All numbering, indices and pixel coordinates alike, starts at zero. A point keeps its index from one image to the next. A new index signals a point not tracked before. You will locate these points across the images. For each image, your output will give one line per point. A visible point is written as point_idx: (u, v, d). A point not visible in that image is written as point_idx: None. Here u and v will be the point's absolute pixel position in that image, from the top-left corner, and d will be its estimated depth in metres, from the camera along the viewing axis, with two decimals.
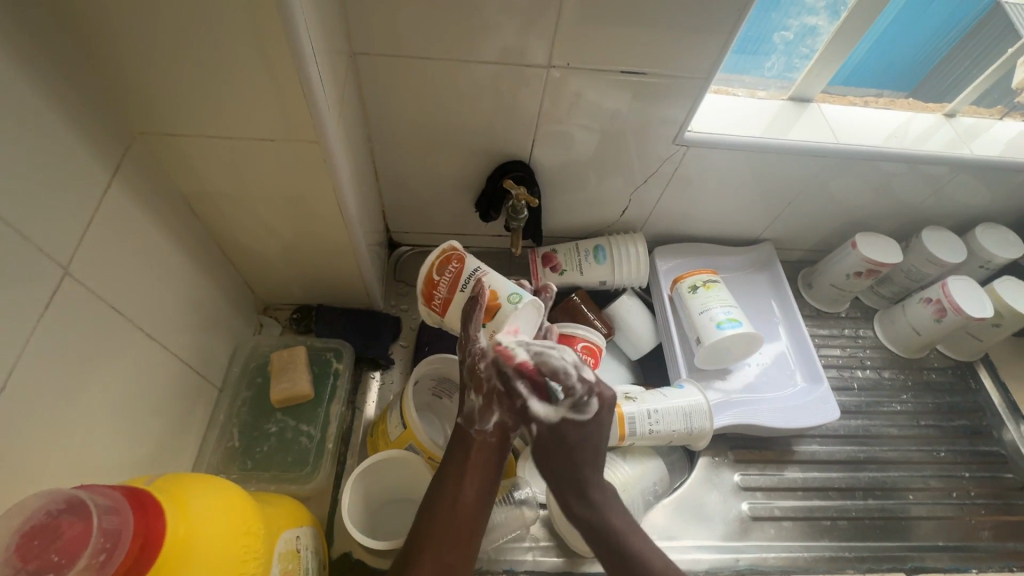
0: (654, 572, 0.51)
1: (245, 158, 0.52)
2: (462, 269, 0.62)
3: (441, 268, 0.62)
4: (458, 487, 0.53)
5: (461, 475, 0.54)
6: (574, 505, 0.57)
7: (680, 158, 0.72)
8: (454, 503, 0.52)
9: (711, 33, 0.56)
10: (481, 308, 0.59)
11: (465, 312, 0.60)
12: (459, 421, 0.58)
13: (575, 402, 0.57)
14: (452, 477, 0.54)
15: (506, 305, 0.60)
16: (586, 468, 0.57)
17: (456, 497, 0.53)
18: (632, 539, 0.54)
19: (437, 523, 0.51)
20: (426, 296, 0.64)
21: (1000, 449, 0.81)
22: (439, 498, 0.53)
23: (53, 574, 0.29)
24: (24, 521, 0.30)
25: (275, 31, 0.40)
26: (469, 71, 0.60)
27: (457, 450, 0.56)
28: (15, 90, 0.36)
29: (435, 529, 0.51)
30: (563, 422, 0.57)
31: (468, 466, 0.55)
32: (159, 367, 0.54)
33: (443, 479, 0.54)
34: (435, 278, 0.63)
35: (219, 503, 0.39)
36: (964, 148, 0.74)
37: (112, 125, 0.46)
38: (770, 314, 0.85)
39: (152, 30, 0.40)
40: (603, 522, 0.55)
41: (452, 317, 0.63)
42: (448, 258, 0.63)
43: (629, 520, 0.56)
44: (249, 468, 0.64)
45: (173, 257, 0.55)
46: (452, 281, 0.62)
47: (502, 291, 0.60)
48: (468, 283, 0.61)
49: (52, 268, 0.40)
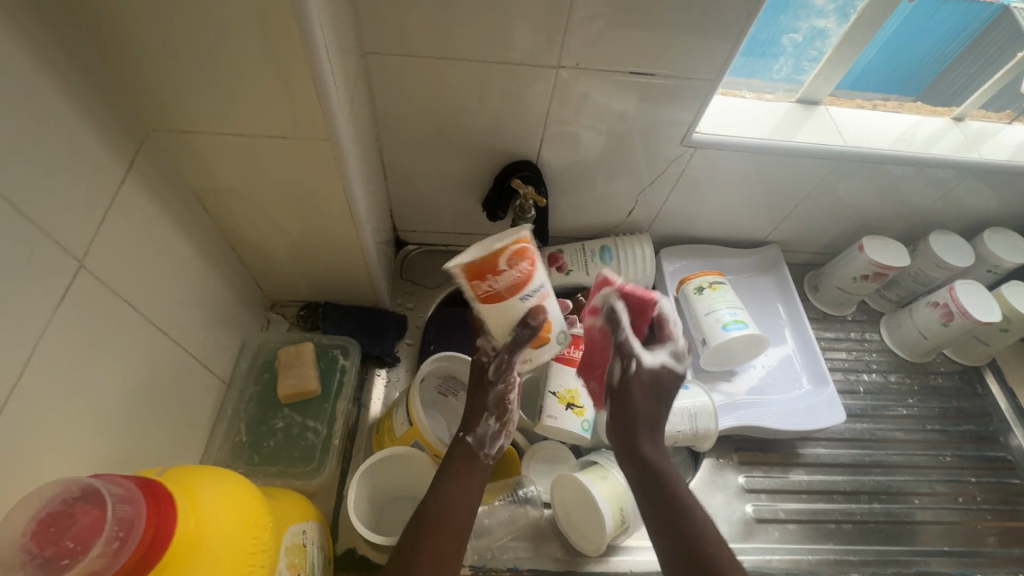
0: (709, 533, 0.49)
1: (256, 154, 0.52)
2: (530, 276, 0.52)
3: (512, 261, 0.50)
4: (463, 498, 0.53)
5: (453, 476, 0.54)
6: (642, 450, 0.56)
7: (687, 160, 0.72)
8: (445, 504, 0.52)
9: (719, 35, 0.57)
10: (530, 339, 0.54)
11: (518, 338, 0.54)
12: (468, 439, 0.57)
13: (675, 351, 0.61)
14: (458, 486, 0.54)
15: (553, 345, 0.57)
16: (658, 420, 0.58)
17: (456, 494, 0.53)
18: (689, 495, 0.53)
19: (432, 522, 0.51)
20: (475, 272, 0.50)
21: (1007, 454, 0.81)
22: (437, 497, 0.52)
23: (67, 561, 0.30)
24: (41, 506, 0.31)
25: (288, 29, 0.41)
26: (478, 71, 0.60)
27: (450, 456, 0.56)
28: (34, 85, 0.37)
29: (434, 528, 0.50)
30: (660, 367, 0.60)
31: (465, 471, 0.55)
32: (169, 362, 0.55)
33: (439, 482, 0.54)
34: (498, 265, 0.50)
35: (230, 497, 0.39)
36: (973, 152, 0.74)
37: (126, 120, 0.47)
38: (776, 316, 0.85)
39: (168, 27, 0.40)
40: (662, 473, 0.54)
41: (492, 312, 0.53)
42: (523, 253, 0.50)
43: (694, 503, 0.52)
44: (255, 463, 0.65)
45: (183, 251, 0.56)
46: (514, 281, 0.51)
47: (556, 328, 0.56)
48: (529, 297, 0.52)
49: (67, 261, 0.41)
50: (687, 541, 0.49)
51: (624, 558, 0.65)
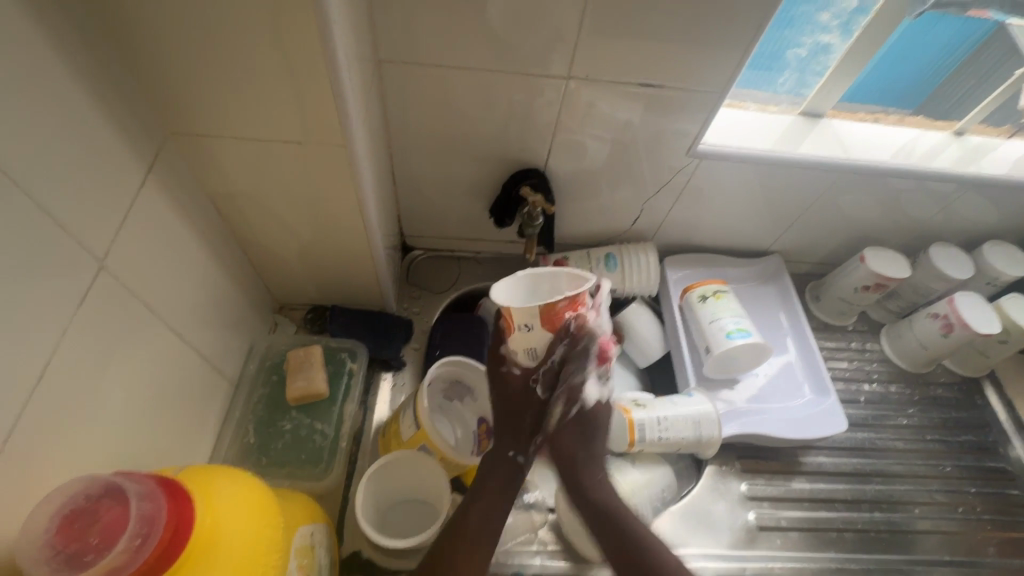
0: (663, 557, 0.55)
1: (272, 159, 0.53)
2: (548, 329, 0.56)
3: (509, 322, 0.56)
4: (487, 516, 0.56)
5: (477, 496, 0.58)
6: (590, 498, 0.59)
7: (692, 170, 0.73)
8: (472, 520, 0.56)
9: (725, 49, 0.58)
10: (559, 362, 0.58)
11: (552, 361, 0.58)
12: (491, 458, 0.60)
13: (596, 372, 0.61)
14: (484, 504, 0.57)
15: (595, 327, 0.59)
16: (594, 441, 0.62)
17: (488, 514, 0.57)
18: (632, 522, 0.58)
19: (462, 540, 0.54)
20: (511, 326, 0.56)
21: (1006, 465, 0.81)
22: (470, 517, 0.56)
23: (90, 556, 0.31)
24: (63, 502, 0.32)
25: (309, 39, 0.42)
26: (489, 80, 0.61)
27: (478, 478, 0.59)
28: (64, 88, 0.38)
29: (467, 543, 0.54)
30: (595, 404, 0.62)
31: (489, 492, 0.58)
32: (181, 362, 0.55)
33: (467, 504, 0.57)
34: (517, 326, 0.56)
35: (245, 496, 0.40)
36: (973, 166, 0.75)
37: (148, 124, 0.47)
38: (778, 325, 0.86)
39: (191, 33, 0.41)
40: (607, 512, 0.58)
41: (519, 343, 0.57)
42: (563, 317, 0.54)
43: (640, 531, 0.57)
44: (263, 464, 0.65)
45: (197, 253, 0.56)
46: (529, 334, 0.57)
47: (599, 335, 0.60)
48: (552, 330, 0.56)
49: (88, 261, 0.42)
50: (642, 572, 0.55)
51: None
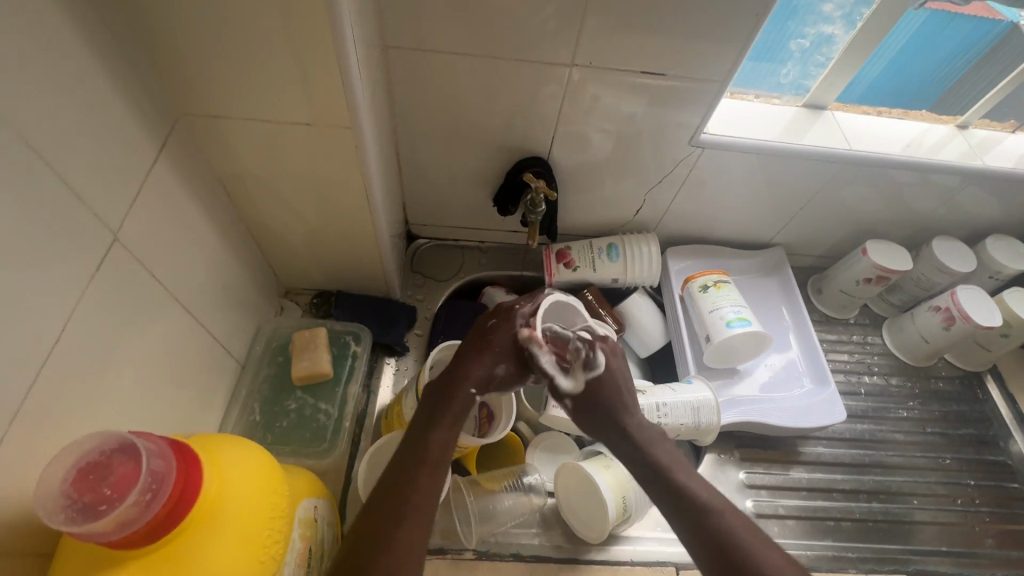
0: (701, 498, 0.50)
1: (280, 142, 0.54)
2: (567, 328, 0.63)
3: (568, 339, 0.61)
4: (438, 432, 0.51)
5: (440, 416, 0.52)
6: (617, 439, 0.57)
7: (694, 161, 0.74)
8: (434, 441, 0.51)
9: (728, 39, 0.59)
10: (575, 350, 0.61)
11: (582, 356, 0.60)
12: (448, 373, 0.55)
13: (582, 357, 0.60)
14: (441, 421, 0.52)
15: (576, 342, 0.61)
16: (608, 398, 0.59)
17: (449, 438, 0.51)
18: (679, 472, 0.53)
19: (420, 460, 0.49)
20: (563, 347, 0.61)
21: (1006, 459, 0.81)
22: (430, 440, 0.51)
23: (104, 507, 0.32)
24: (80, 456, 0.33)
25: (318, 21, 0.43)
26: (493, 68, 0.62)
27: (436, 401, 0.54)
28: (82, 67, 0.39)
29: (427, 459, 0.49)
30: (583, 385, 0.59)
31: (452, 412, 0.53)
32: (190, 339, 0.57)
33: (428, 430, 0.52)
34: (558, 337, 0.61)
35: (252, 462, 0.41)
36: (978, 160, 0.75)
37: (161, 104, 0.49)
38: (780, 318, 0.87)
39: (203, 15, 0.43)
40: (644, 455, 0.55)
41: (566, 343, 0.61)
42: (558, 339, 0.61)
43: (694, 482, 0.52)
44: (268, 442, 0.66)
45: (207, 232, 0.58)
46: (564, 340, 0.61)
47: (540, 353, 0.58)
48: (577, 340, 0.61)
49: (104, 234, 0.43)
50: (688, 510, 0.49)
51: (625, 548, 0.66)
